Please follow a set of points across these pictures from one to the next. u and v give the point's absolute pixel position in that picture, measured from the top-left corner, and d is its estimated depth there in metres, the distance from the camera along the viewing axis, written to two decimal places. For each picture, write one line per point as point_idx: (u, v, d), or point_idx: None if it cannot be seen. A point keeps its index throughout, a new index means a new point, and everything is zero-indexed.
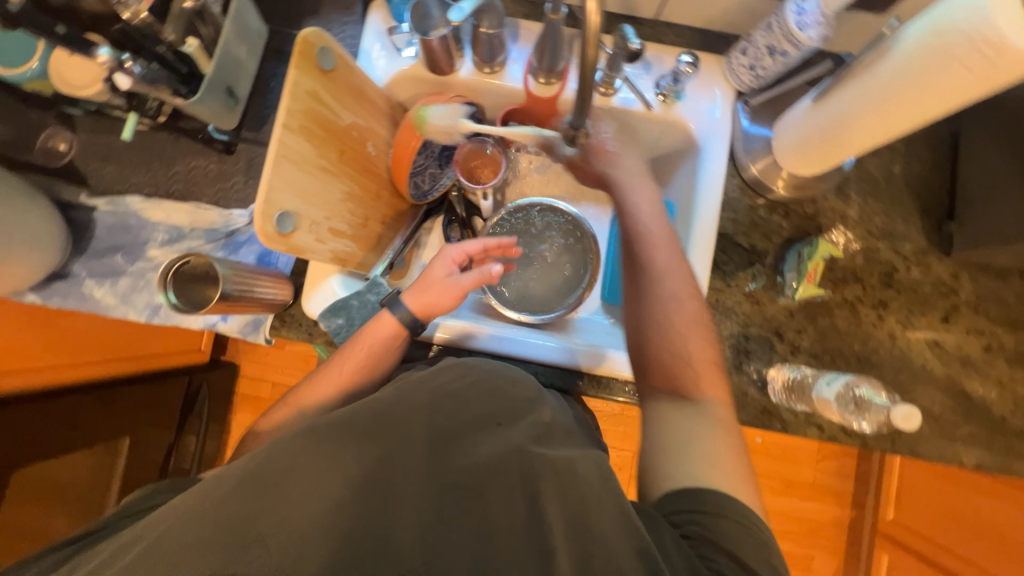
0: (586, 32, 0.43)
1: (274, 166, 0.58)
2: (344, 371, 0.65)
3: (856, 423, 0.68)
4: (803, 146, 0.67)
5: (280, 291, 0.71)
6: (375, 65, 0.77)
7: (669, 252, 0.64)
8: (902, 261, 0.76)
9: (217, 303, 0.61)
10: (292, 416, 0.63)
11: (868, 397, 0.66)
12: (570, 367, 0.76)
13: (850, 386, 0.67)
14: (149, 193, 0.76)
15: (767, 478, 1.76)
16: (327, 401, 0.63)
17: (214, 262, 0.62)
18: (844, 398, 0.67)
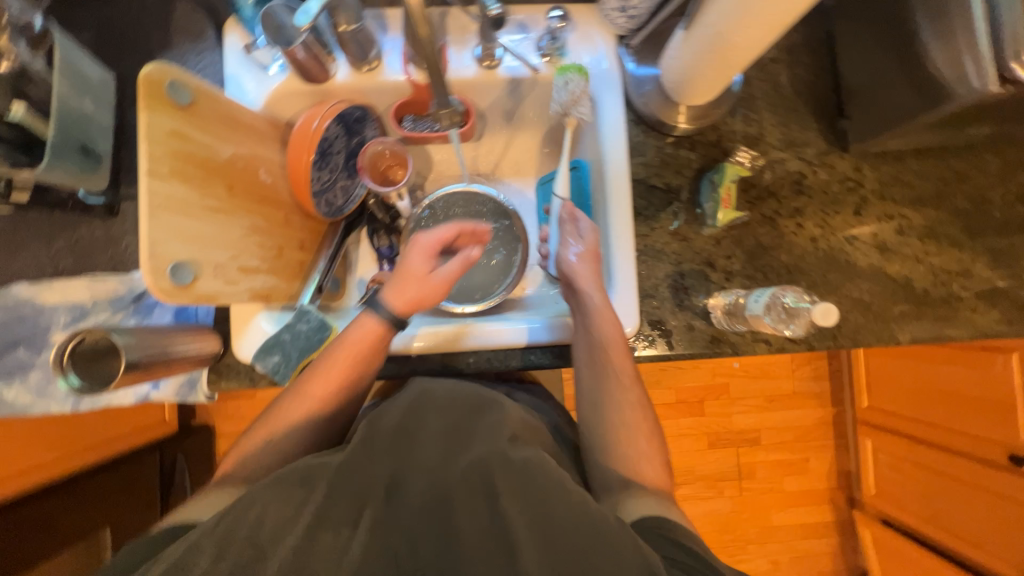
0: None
1: (150, 218, 0.55)
2: (302, 409, 0.62)
3: (788, 330, 0.68)
4: (686, 77, 0.68)
5: (204, 342, 0.68)
6: (246, 88, 0.73)
7: (613, 344, 0.67)
8: (808, 167, 0.79)
9: (125, 374, 0.56)
10: (273, 430, 0.61)
11: (795, 305, 0.66)
12: (517, 346, 0.75)
13: (776, 296, 0.67)
14: (35, 276, 0.70)
15: (752, 397, 1.84)
16: (314, 402, 0.62)
17: (112, 333, 0.57)
18: (773, 310, 0.67)
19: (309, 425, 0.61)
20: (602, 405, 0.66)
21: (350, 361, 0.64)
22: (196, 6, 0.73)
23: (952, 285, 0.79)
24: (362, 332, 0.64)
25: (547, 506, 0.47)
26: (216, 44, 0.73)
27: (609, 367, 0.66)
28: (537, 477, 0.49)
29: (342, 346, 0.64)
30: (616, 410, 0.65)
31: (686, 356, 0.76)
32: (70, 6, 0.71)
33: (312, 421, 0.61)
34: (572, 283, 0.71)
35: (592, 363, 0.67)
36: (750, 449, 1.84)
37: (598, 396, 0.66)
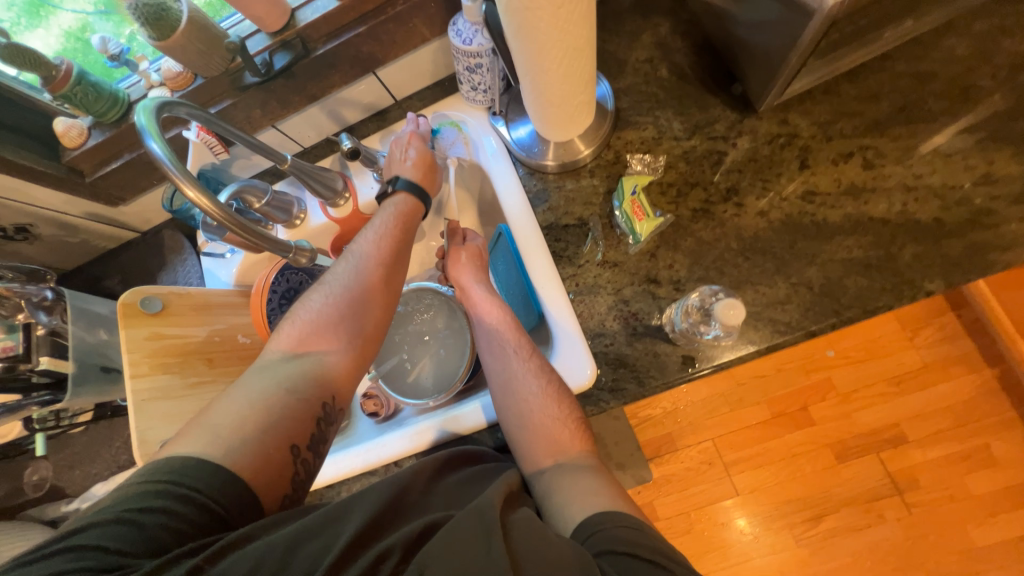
0: (211, 210, 0.52)
1: (138, 411, 0.67)
2: (257, 410, 0.52)
3: (712, 333, 0.64)
4: (543, 123, 0.70)
5: None
6: (219, 275, 0.90)
7: (521, 359, 0.65)
8: (724, 143, 0.72)
9: None
10: (334, 291, 0.63)
11: (705, 304, 0.65)
12: (481, 428, 0.74)
13: (690, 302, 0.66)
14: (107, 475, 0.87)
15: (870, 386, 1.50)
16: (369, 271, 0.64)
17: None
18: (689, 314, 0.65)
19: (347, 290, 0.63)
20: (517, 400, 0.64)
21: (344, 321, 0.61)
22: (175, 228, 0.93)
23: (972, 199, 0.62)
24: (361, 272, 0.64)
25: (540, 537, 0.45)
26: (193, 250, 0.92)
27: (528, 399, 0.63)
28: (530, 519, 0.47)
29: (340, 288, 0.63)
30: (527, 411, 0.62)
31: (660, 388, 0.67)
32: (102, 263, 0.95)
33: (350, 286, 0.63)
34: (459, 283, 0.75)
35: (499, 359, 0.67)
36: (897, 451, 1.46)
37: (513, 395, 0.64)
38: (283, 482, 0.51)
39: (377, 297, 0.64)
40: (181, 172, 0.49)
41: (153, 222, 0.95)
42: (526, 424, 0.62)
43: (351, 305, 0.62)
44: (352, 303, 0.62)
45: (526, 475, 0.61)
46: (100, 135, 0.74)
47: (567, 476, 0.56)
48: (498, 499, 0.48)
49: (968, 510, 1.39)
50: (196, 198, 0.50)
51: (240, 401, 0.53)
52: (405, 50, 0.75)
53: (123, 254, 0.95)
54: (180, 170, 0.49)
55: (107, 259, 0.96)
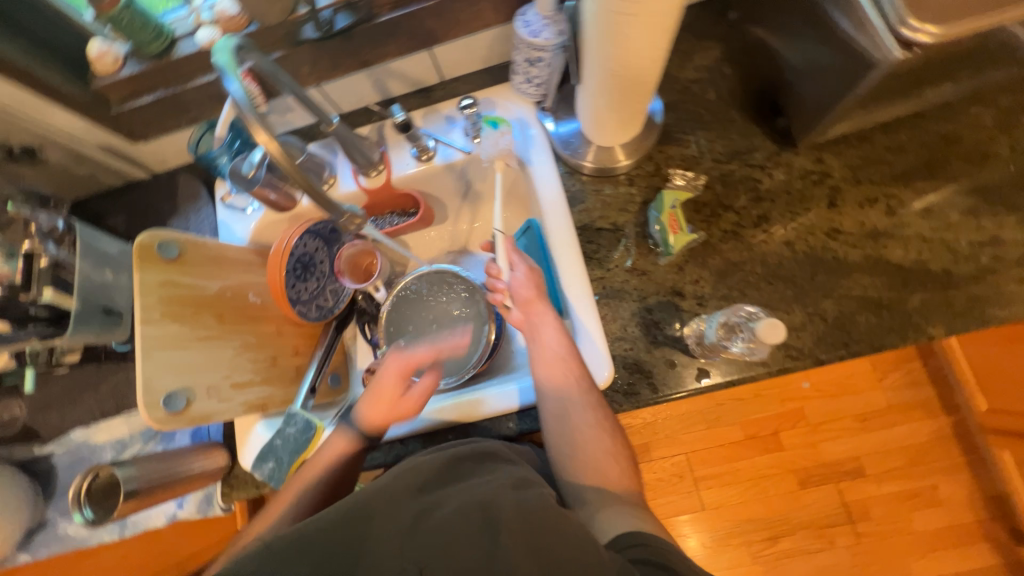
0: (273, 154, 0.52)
1: (145, 358, 0.64)
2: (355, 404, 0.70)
3: (740, 350, 0.66)
4: (598, 124, 0.71)
5: (211, 458, 0.75)
6: (234, 230, 0.87)
7: (574, 389, 0.65)
8: (760, 171, 0.75)
9: (126, 503, 0.64)
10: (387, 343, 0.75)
11: (743, 320, 0.66)
12: (496, 414, 0.75)
13: (727, 316, 0.67)
14: (88, 420, 0.83)
15: (838, 419, 1.59)
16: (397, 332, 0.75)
17: (117, 468, 0.66)
18: (727, 330, 0.67)
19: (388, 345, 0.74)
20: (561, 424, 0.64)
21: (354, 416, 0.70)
22: (193, 175, 0.90)
23: (980, 258, 0.67)
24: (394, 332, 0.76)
25: (544, 525, 0.47)
26: (209, 200, 0.89)
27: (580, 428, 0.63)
28: (534, 506, 0.49)
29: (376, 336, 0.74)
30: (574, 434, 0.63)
31: (673, 397, 0.70)
32: (107, 201, 0.91)
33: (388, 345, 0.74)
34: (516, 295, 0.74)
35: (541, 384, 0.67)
36: (854, 482, 1.54)
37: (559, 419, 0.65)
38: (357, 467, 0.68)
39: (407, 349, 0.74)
40: (249, 110, 0.49)
41: (169, 165, 0.91)
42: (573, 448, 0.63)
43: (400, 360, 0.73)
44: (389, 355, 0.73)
45: (568, 503, 0.61)
46: (136, 65, 0.71)
47: (612, 506, 0.56)
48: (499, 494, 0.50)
49: (909, 544, 1.50)
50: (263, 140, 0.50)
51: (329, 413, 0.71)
52: (466, 32, 0.75)
53: (132, 194, 0.91)
54: (251, 109, 0.49)
55: (114, 197, 0.91)
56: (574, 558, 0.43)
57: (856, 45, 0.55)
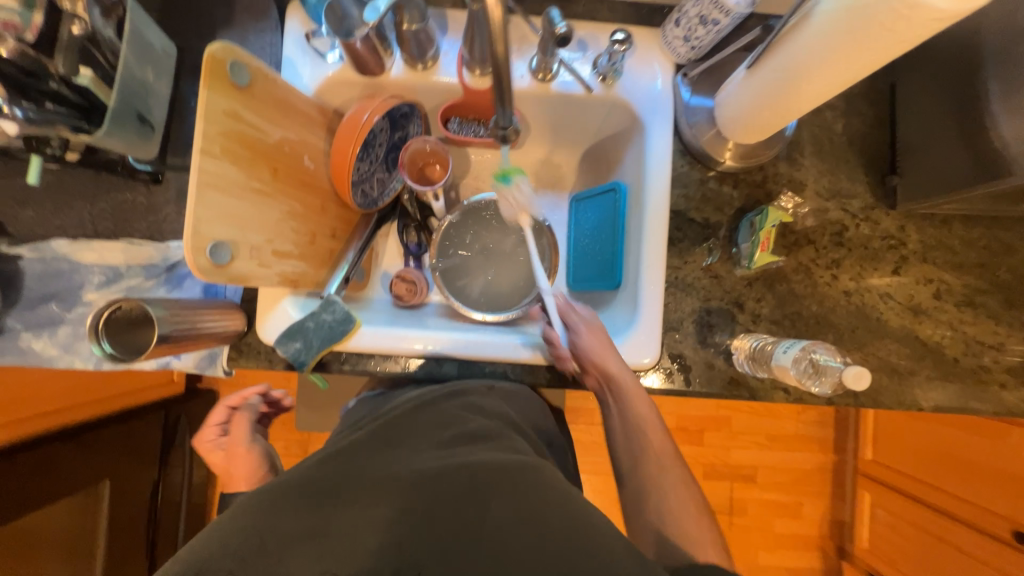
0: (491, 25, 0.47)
1: (198, 196, 0.55)
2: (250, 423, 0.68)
3: (815, 388, 0.64)
4: (740, 114, 0.67)
5: (228, 320, 0.69)
6: (301, 73, 0.73)
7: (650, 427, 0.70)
8: (851, 219, 0.77)
9: (157, 346, 0.58)
10: None
11: (826, 362, 0.63)
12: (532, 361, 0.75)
13: (807, 351, 0.64)
14: (75, 234, 0.71)
15: (753, 434, 1.82)
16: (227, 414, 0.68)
17: (147, 304, 0.59)
18: (802, 364, 0.64)
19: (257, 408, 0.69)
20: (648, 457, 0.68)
21: None
22: None
23: (984, 357, 0.77)
24: None
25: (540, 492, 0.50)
26: (277, 26, 0.73)
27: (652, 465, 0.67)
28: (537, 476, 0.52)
29: None
30: (657, 462, 0.67)
31: (701, 394, 0.75)
32: None
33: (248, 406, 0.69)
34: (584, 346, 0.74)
35: (632, 416, 0.70)
36: (744, 485, 1.81)
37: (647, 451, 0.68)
38: None
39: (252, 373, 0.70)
40: None
41: None
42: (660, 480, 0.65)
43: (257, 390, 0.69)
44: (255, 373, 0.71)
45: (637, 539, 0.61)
46: None
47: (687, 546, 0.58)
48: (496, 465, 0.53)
49: (763, 540, 1.82)
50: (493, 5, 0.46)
51: None
52: None
53: None
54: None
55: None
56: (562, 516, 0.48)
57: (1008, 147, 0.57)
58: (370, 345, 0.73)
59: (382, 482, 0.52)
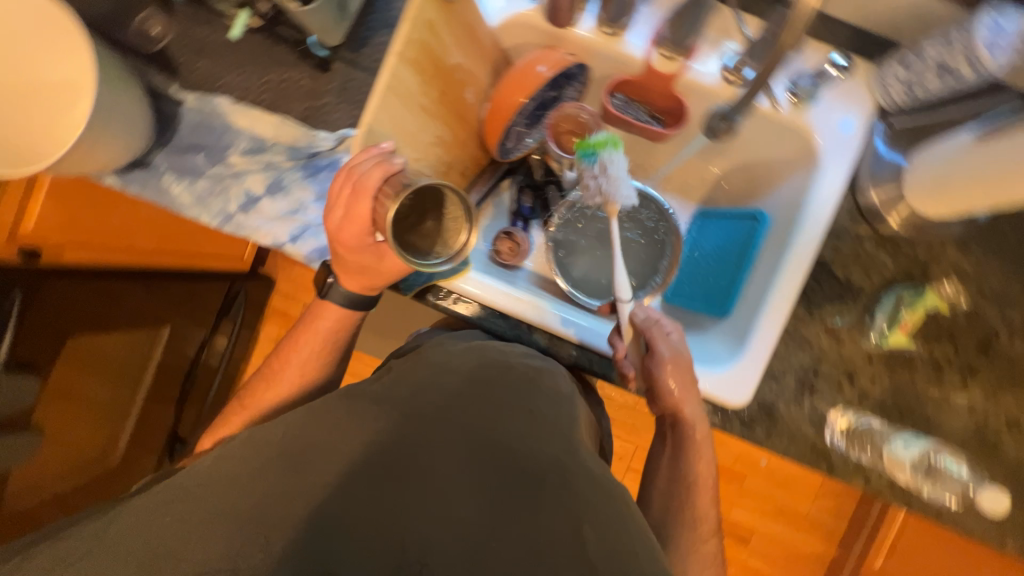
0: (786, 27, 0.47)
1: (381, 97, 0.56)
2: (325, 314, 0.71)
3: (925, 491, 0.67)
4: (940, 183, 0.60)
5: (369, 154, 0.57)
6: (491, 4, 0.71)
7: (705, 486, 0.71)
8: (1006, 330, 0.70)
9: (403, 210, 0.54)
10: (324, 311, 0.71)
11: (942, 465, 0.67)
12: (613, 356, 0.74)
13: (930, 453, 0.68)
14: (237, 96, 0.72)
15: (763, 501, 1.71)
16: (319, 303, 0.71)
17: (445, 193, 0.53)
18: (919, 463, 0.68)
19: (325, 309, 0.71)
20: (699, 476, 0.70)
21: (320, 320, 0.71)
22: None
23: None
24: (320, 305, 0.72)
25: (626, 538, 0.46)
26: None
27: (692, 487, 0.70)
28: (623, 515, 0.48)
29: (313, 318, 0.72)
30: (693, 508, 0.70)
31: (778, 452, 0.71)
32: None
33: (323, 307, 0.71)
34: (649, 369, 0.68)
35: (689, 461, 0.70)
36: (735, 545, 1.73)
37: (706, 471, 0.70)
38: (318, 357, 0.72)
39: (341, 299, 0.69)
40: None
41: None
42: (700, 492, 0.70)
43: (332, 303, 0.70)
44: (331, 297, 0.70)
45: None
46: None
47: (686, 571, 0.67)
48: (592, 489, 0.49)
49: None
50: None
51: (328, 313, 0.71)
52: None
53: None
54: None
55: None
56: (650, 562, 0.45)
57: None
58: (473, 292, 0.73)
59: (464, 458, 0.48)
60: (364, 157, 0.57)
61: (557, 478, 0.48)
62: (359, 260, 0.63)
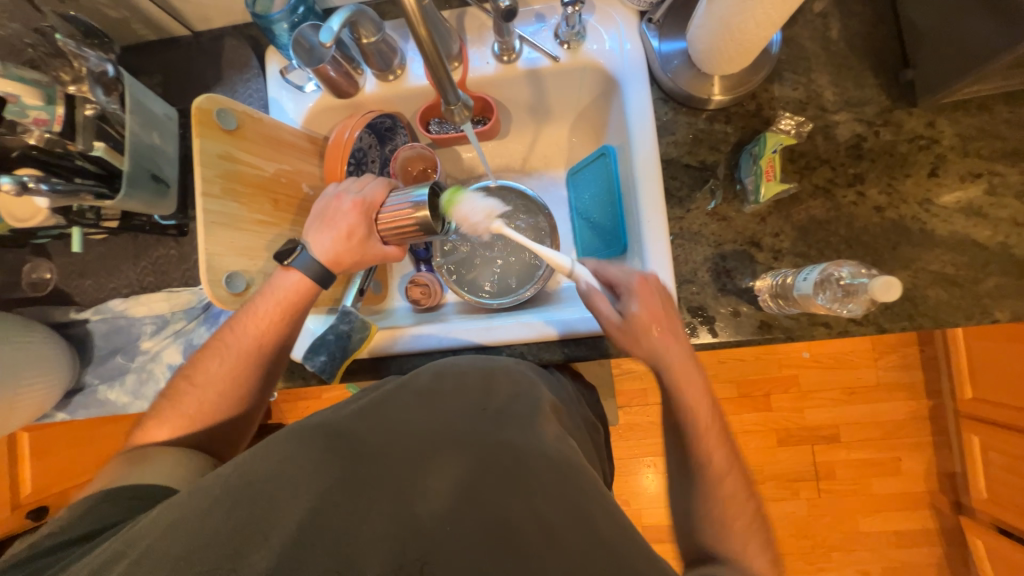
0: (409, 17, 0.45)
1: (206, 234, 0.61)
2: (228, 359, 0.62)
3: (846, 310, 0.61)
4: (713, 46, 0.64)
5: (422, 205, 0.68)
6: (286, 109, 0.78)
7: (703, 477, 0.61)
8: (868, 128, 0.70)
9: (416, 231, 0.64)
10: (229, 347, 0.62)
11: (851, 280, 0.59)
12: (541, 339, 0.74)
13: (828, 273, 0.60)
14: (126, 292, 0.79)
15: (828, 390, 1.59)
16: (241, 347, 0.62)
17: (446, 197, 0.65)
18: (825, 288, 0.60)
19: (244, 347, 0.62)
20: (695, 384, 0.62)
21: (233, 363, 0.61)
22: (240, 40, 0.79)
23: None
24: (245, 336, 0.62)
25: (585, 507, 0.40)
26: (260, 73, 0.79)
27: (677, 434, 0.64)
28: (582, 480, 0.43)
29: (236, 338, 0.62)
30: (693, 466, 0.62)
31: (731, 343, 0.70)
32: (141, 57, 0.80)
33: (241, 351, 0.62)
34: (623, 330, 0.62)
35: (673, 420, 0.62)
36: (827, 447, 1.58)
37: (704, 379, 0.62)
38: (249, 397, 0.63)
39: (270, 346, 0.63)
40: None
41: (213, 25, 0.80)
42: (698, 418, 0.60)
43: (259, 349, 0.62)
44: (251, 358, 0.62)
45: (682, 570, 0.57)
46: None
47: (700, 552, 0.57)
48: (550, 447, 0.45)
49: (861, 503, 1.56)
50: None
51: (227, 350, 0.62)
52: None
53: (167, 52, 0.80)
54: None
55: (145, 52, 0.80)
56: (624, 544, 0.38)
57: None
58: (383, 347, 0.77)
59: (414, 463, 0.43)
60: (365, 184, 0.68)
61: (520, 465, 0.42)
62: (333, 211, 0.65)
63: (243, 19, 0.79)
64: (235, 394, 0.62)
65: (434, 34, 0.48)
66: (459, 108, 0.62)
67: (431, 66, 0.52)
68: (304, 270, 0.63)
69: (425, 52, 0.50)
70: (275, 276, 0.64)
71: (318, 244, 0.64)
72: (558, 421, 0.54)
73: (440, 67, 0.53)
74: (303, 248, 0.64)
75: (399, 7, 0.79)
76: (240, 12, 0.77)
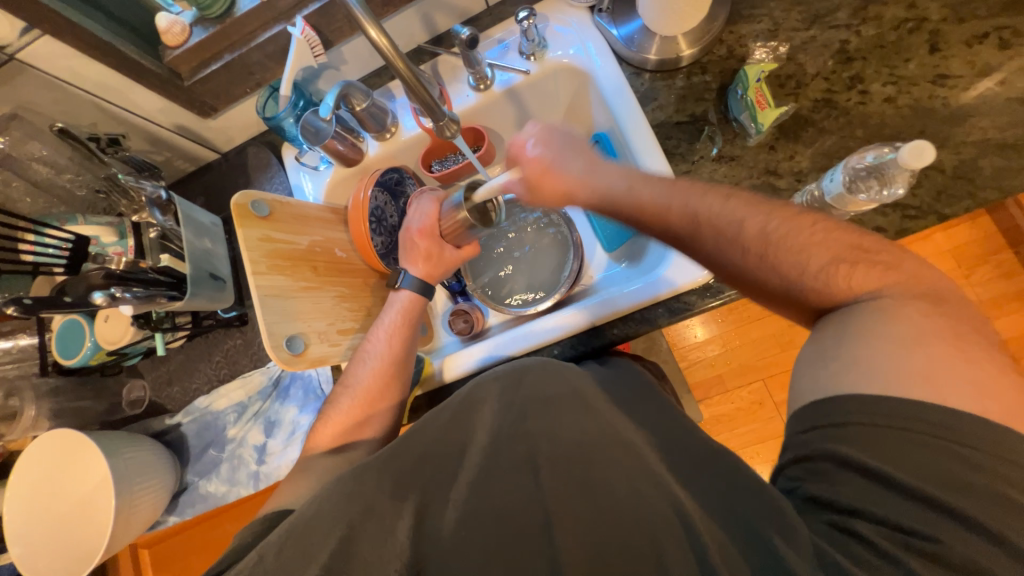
0: (386, 54, 0.54)
1: (264, 307, 0.67)
2: (361, 390, 0.69)
3: (890, 194, 0.58)
4: (666, 7, 0.67)
5: (426, 209, 0.76)
6: (308, 191, 0.87)
7: None
8: (848, 31, 0.70)
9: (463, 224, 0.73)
10: (357, 381, 0.70)
11: (878, 161, 0.58)
12: (584, 327, 0.74)
13: (851, 167, 0.59)
14: (207, 389, 0.87)
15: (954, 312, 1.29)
16: (370, 373, 0.70)
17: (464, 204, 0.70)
18: (858, 183, 0.59)
19: (373, 374, 0.70)
20: (723, 230, 0.52)
21: (366, 392, 0.69)
22: (260, 147, 0.91)
23: None
24: (375, 367, 0.70)
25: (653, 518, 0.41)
26: (281, 168, 0.90)
27: None
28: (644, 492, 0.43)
29: (367, 367, 0.71)
30: None
31: None
32: (185, 185, 0.93)
33: (370, 380, 0.69)
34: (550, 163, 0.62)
35: None
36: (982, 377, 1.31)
37: None
38: (351, 426, 0.69)
39: (394, 371, 0.70)
40: (364, 10, 0.52)
41: (236, 142, 0.92)
42: (784, 284, 0.50)
43: (385, 375, 0.70)
44: (384, 381, 0.70)
45: None
46: (203, 32, 0.73)
47: None
48: (601, 462, 0.45)
49: None
50: (377, 39, 0.53)
51: (358, 379, 0.70)
52: None
53: (204, 175, 0.93)
54: (362, 5, 0.52)
55: (187, 181, 0.93)
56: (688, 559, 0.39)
57: None
58: (442, 377, 0.79)
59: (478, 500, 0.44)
60: (413, 215, 0.77)
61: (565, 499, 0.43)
62: (426, 248, 0.76)
63: (258, 130, 0.92)
64: (368, 419, 0.69)
65: (412, 64, 0.57)
66: (448, 123, 0.68)
67: (410, 86, 0.59)
68: (412, 287, 0.75)
69: (405, 82, 0.58)
70: (387, 306, 0.76)
71: (415, 266, 0.76)
72: (607, 405, 0.52)
73: (423, 91, 0.61)
74: (405, 272, 0.76)
75: (382, 77, 0.89)
76: (256, 124, 0.90)
